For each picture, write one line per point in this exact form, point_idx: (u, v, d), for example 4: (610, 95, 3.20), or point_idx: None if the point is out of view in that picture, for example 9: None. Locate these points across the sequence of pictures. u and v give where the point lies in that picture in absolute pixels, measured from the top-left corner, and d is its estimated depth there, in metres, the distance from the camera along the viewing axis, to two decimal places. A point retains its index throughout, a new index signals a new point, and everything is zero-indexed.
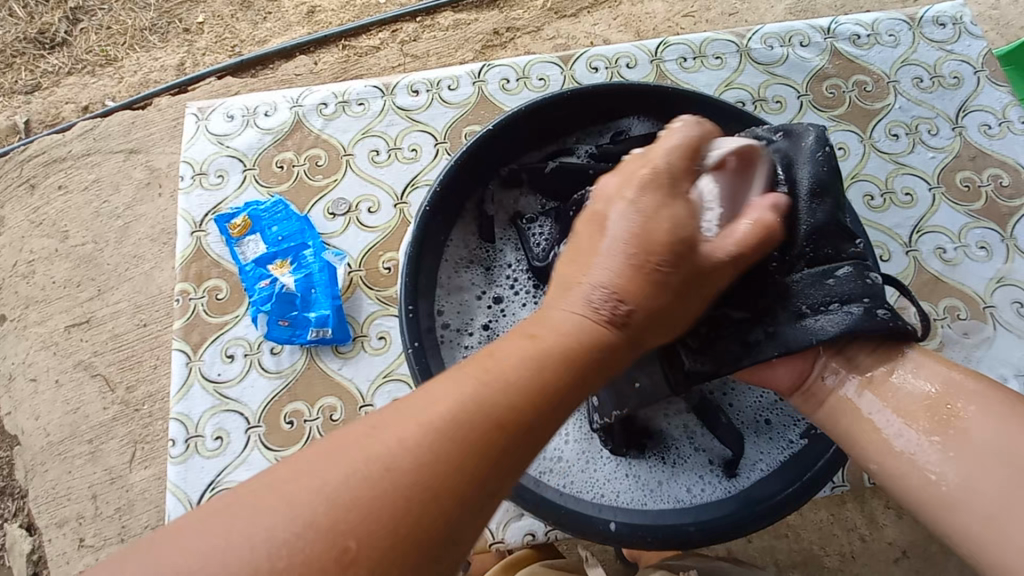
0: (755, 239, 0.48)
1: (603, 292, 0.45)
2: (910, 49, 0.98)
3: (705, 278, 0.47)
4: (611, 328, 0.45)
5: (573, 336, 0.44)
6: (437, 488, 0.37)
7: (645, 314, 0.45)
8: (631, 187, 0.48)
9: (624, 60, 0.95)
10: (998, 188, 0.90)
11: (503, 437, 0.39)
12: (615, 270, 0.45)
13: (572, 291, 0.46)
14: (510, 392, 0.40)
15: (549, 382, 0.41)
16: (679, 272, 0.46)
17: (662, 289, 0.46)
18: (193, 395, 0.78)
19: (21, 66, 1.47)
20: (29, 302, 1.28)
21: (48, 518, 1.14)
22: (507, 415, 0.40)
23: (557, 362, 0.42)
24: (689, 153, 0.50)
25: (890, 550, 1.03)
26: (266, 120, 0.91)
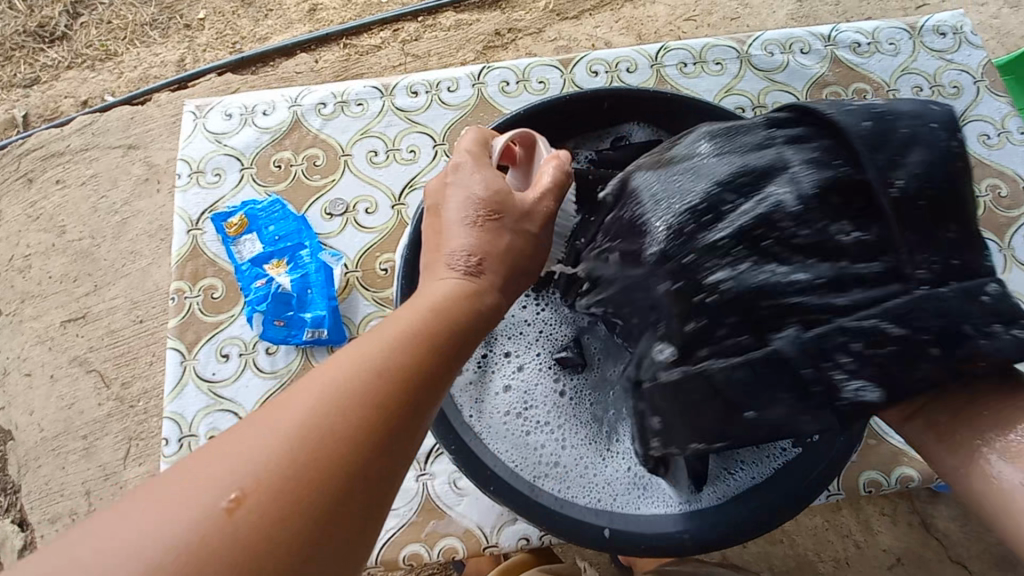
0: (556, 183, 0.55)
1: (461, 253, 0.48)
2: (910, 58, 0.98)
3: (534, 218, 0.52)
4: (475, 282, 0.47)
5: (454, 298, 0.45)
6: (336, 448, 0.36)
7: (496, 259, 0.49)
8: (449, 175, 0.53)
9: (624, 64, 0.95)
10: (996, 199, 0.90)
11: (398, 393, 0.39)
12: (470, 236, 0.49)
13: (439, 262, 0.49)
14: (395, 348, 0.41)
15: (446, 335, 0.43)
16: (508, 218, 0.51)
17: (499, 233, 0.50)
18: (187, 394, 0.78)
19: (20, 60, 1.47)
20: (25, 297, 1.27)
21: (41, 514, 1.14)
22: (395, 369, 0.40)
23: (449, 319, 0.44)
24: (480, 149, 0.57)
25: (884, 556, 1.03)
26: (264, 119, 0.91)
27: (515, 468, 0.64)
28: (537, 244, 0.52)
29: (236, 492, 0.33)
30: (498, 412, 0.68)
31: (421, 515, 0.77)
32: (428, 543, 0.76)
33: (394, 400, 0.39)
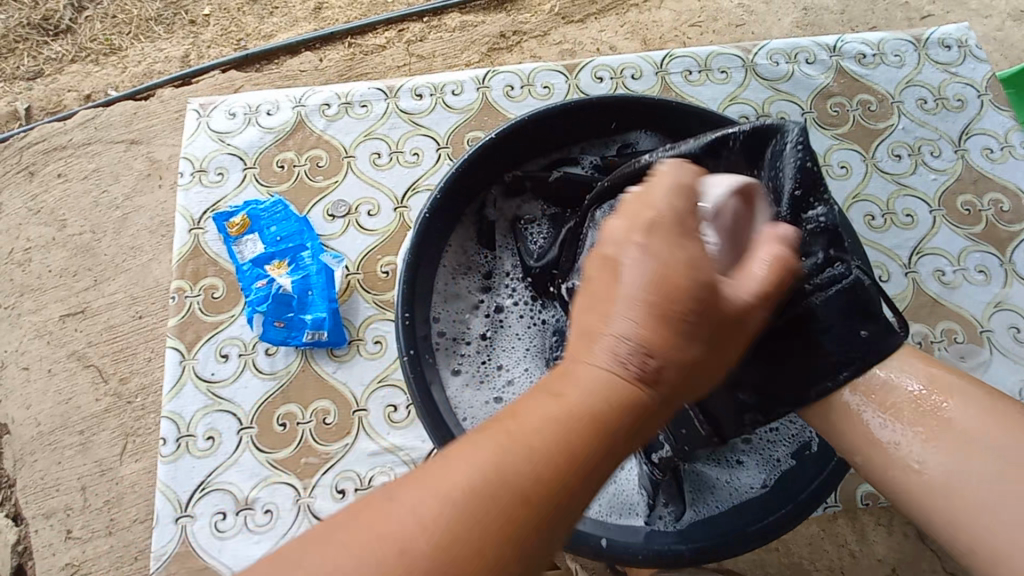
0: (774, 280, 0.46)
1: (632, 347, 0.42)
2: (914, 70, 0.98)
3: (729, 321, 0.44)
4: (645, 388, 0.42)
5: (608, 399, 0.41)
6: (470, 549, 0.36)
7: (675, 368, 0.42)
8: (638, 231, 0.45)
9: (629, 71, 0.95)
10: (998, 213, 0.91)
11: (541, 501, 0.38)
12: (638, 321, 0.42)
13: (595, 342, 0.43)
14: (538, 457, 0.38)
15: (586, 446, 0.39)
16: (706, 318, 0.43)
17: (689, 340, 0.43)
18: (185, 394, 0.77)
19: (23, 52, 1.47)
20: (24, 290, 1.27)
21: (36, 509, 1.13)
22: (541, 485, 0.38)
23: (588, 424, 0.40)
24: (686, 193, 0.48)
25: (879, 566, 1.04)
26: (268, 119, 0.90)
27: None
28: (723, 347, 0.45)
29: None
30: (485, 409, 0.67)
31: None
32: None
33: (532, 504, 0.38)
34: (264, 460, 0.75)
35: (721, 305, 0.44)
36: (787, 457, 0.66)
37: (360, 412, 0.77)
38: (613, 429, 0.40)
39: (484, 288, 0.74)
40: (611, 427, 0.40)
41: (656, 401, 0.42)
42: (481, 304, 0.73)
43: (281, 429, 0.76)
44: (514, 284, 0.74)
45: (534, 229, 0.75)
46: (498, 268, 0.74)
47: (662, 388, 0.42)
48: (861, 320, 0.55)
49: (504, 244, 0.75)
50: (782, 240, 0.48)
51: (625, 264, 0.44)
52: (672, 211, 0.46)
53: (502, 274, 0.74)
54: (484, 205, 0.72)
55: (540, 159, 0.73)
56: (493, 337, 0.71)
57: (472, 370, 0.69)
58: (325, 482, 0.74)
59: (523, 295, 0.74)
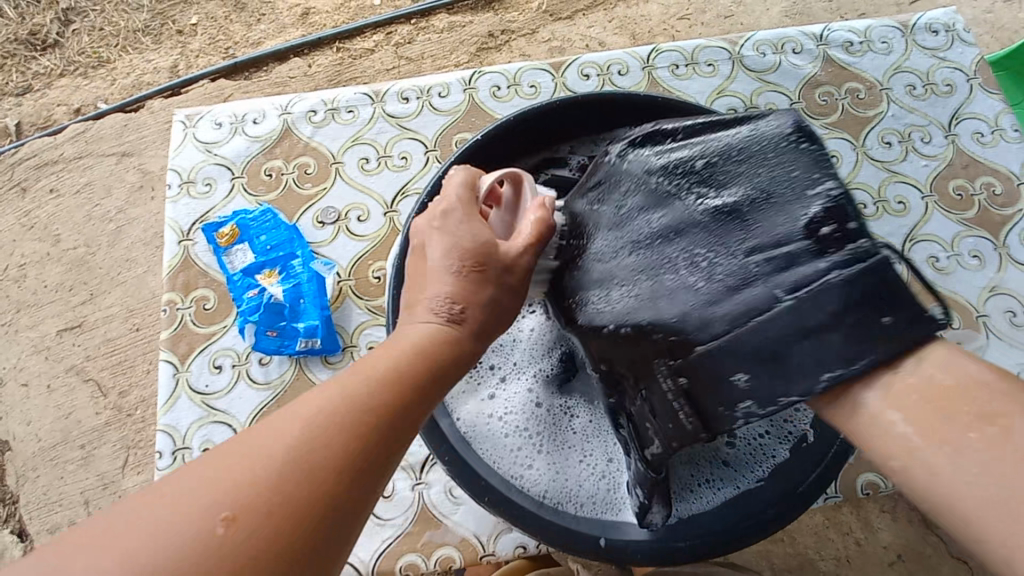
0: (537, 233, 0.55)
1: (445, 300, 0.48)
2: (902, 56, 0.98)
3: (514, 270, 0.52)
4: (455, 329, 0.48)
5: (435, 340, 0.46)
6: (315, 478, 0.36)
7: (477, 309, 0.49)
8: (435, 219, 0.53)
9: (616, 67, 0.95)
10: (990, 197, 0.90)
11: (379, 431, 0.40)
12: (445, 280, 0.49)
13: (418, 306, 0.49)
14: (381, 387, 0.42)
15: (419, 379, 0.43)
16: (490, 267, 0.51)
17: (483, 284, 0.50)
18: (180, 406, 0.77)
19: (12, 68, 1.46)
20: (20, 307, 1.27)
21: (40, 524, 1.14)
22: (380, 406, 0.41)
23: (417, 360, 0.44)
24: (472, 188, 0.57)
25: (885, 553, 1.04)
26: (254, 127, 0.90)
27: (493, 467, 0.64)
28: (514, 291, 0.52)
29: (230, 510, 0.34)
30: (478, 409, 0.68)
31: (418, 525, 0.77)
32: (424, 553, 0.76)
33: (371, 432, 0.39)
34: None
35: (500, 256, 0.52)
36: (781, 449, 0.64)
37: None
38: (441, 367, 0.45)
39: None
40: (442, 365, 0.45)
41: (467, 340, 0.48)
42: None
43: None
44: None
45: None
46: None
47: (472, 327, 0.48)
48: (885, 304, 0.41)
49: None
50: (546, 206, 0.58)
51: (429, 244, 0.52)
52: (460, 198, 0.55)
53: None
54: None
55: (529, 160, 0.73)
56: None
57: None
58: None
59: None
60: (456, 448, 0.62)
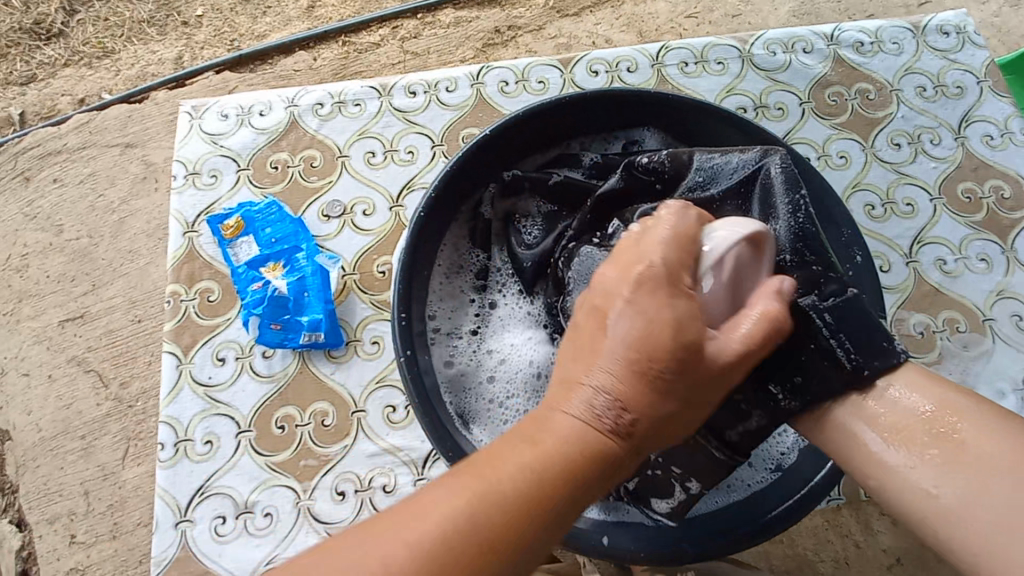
0: (762, 336, 0.47)
1: (608, 401, 0.44)
2: (913, 57, 0.97)
3: (709, 375, 0.45)
4: (616, 439, 0.44)
5: (579, 447, 0.43)
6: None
7: (647, 421, 0.45)
8: (630, 285, 0.46)
9: (624, 64, 0.94)
10: (999, 201, 0.90)
11: (519, 550, 0.40)
12: (616, 375, 0.45)
13: (573, 393, 0.45)
14: (522, 501, 0.40)
15: (550, 494, 0.41)
16: (683, 379, 0.45)
17: (663, 394, 0.45)
18: (183, 398, 0.77)
19: (16, 57, 1.46)
20: (22, 296, 1.27)
21: (39, 514, 1.14)
22: (504, 529, 0.40)
23: (557, 472, 0.42)
24: (684, 245, 0.50)
25: (884, 556, 1.04)
26: (260, 120, 0.90)
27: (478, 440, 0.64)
28: (700, 405, 0.47)
29: None
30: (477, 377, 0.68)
31: None
32: None
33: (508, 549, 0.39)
34: (264, 463, 0.75)
35: (707, 362, 0.45)
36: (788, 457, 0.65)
37: (359, 412, 0.77)
38: (583, 477, 0.42)
39: (476, 287, 0.71)
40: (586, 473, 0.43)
41: (626, 453, 0.45)
42: (473, 300, 0.71)
43: (279, 432, 0.76)
44: (505, 277, 0.71)
45: (524, 223, 0.71)
46: (490, 266, 0.72)
47: (632, 439, 0.45)
48: (855, 327, 0.52)
49: (495, 240, 0.71)
50: (781, 294, 0.49)
51: (612, 318, 0.46)
52: (668, 262, 0.48)
53: (494, 271, 0.72)
54: (478, 202, 0.71)
55: (538, 156, 0.73)
56: (483, 329, 0.70)
57: (462, 360, 0.68)
58: (325, 483, 0.74)
59: (513, 290, 0.71)
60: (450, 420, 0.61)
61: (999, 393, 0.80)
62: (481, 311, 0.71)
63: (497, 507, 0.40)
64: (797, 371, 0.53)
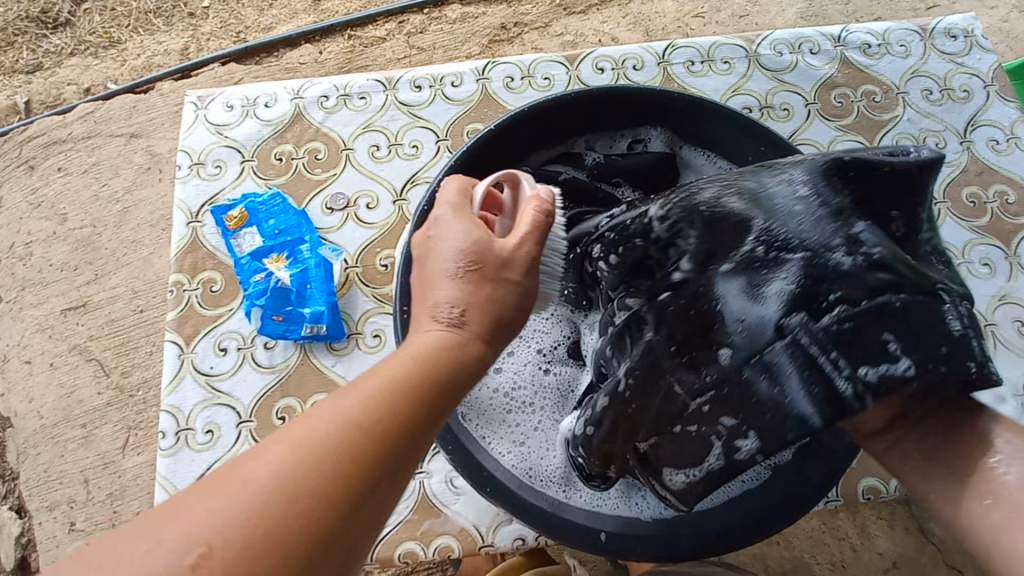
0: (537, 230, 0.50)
1: (445, 304, 0.45)
2: (920, 60, 0.97)
3: (514, 264, 0.48)
4: (459, 332, 0.45)
5: (445, 349, 0.43)
6: (311, 501, 0.35)
7: (479, 309, 0.46)
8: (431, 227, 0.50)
9: (631, 62, 0.94)
10: (1004, 206, 0.90)
11: (391, 448, 0.38)
12: (451, 288, 0.46)
13: (424, 312, 0.46)
14: (385, 395, 0.39)
15: (408, 384, 0.40)
16: (488, 265, 0.48)
17: (481, 283, 0.46)
18: (184, 387, 0.77)
19: (22, 46, 1.46)
20: (25, 284, 1.27)
21: (39, 502, 1.15)
22: (366, 420, 0.38)
23: (414, 365, 0.41)
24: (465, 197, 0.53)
25: (880, 560, 1.04)
26: (266, 111, 0.90)
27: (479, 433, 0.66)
28: (523, 291, 0.49)
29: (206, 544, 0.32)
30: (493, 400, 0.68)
31: (418, 513, 0.77)
32: (423, 541, 0.76)
33: (377, 445, 0.37)
34: None
35: (493, 252, 0.48)
36: None
37: None
38: (440, 366, 0.42)
39: None
40: (459, 369, 0.43)
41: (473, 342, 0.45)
42: None
43: (280, 423, 0.76)
44: None
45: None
46: None
47: (475, 330, 0.45)
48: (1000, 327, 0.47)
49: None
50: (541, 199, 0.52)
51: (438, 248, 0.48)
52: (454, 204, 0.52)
53: None
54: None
55: (545, 152, 0.74)
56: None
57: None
58: None
59: None
60: (458, 436, 0.62)
61: (998, 398, 0.81)
62: None
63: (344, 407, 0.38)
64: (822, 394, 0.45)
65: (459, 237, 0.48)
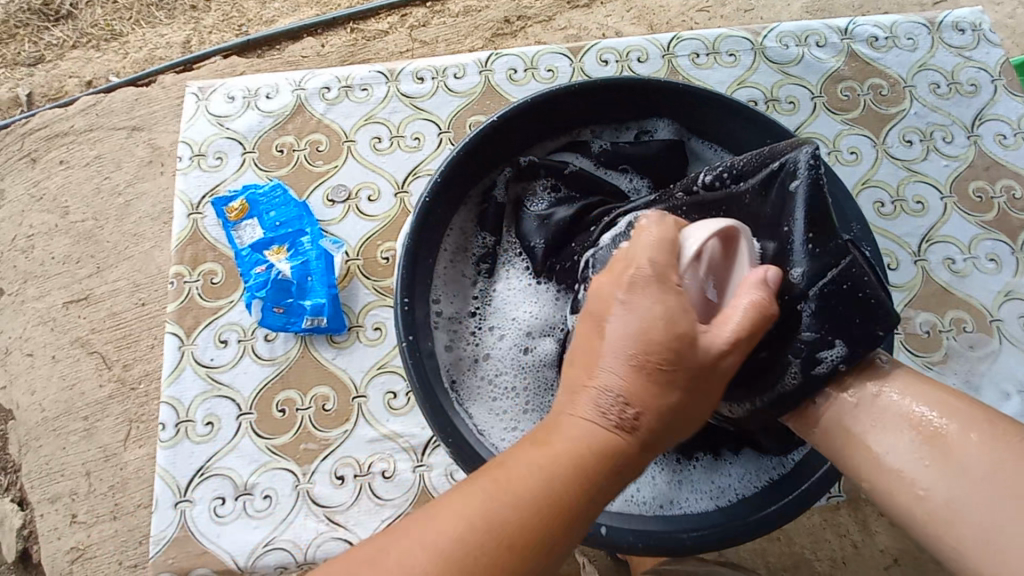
0: (751, 322, 0.46)
1: (615, 399, 0.45)
2: (928, 54, 0.96)
3: (711, 369, 0.46)
4: (625, 436, 0.44)
5: (596, 453, 0.43)
6: None
7: (655, 414, 0.45)
8: (620, 288, 0.47)
9: (635, 54, 0.93)
10: (1011, 201, 0.89)
11: (547, 543, 0.41)
12: (622, 373, 0.45)
13: (581, 396, 0.46)
14: (542, 498, 0.42)
15: (563, 494, 0.42)
16: (684, 369, 0.45)
17: (667, 387, 0.45)
18: (184, 378, 0.77)
19: (25, 38, 1.46)
20: (28, 277, 1.27)
21: (40, 494, 1.15)
22: (522, 526, 0.41)
23: (567, 470, 0.42)
24: (670, 251, 0.49)
25: (882, 557, 1.04)
26: (267, 102, 0.89)
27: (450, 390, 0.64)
28: (709, 393, 0.47)
29: None
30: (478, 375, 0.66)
31: None
32: None
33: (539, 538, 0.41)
34: (264, 446, 0.75)
35: (697, 356, 0.45)
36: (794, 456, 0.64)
37: (359, 398, 0.77)
38: (593, 473, 0.43)
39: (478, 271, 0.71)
40: (617, 470, 0.44)
41: (634, 447, 0.45)
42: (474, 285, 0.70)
43: (280, 415, 0.76)
44: (513, 260, 0.72)
45: (536, 207, 0.71)
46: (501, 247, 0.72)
47: (642, 435, 0.45)
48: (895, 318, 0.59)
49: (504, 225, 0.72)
50: (762, 285, 0.48)
51: (610, 324, 0.47)
52: (656, 266, 0.48)
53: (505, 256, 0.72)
54: (492, 183, 0.71)
55: (550, 142, 0.73)
56: (487, 313, 0.70)
57: (460, 343, 0.68)
58: (325, 467, 0.74)
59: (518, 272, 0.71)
60: (433, 391, 0.59)
61: (1004, 395, 0.80)
62: (483, 294, 0.70)
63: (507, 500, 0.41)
64: (852, 311, 0.53)
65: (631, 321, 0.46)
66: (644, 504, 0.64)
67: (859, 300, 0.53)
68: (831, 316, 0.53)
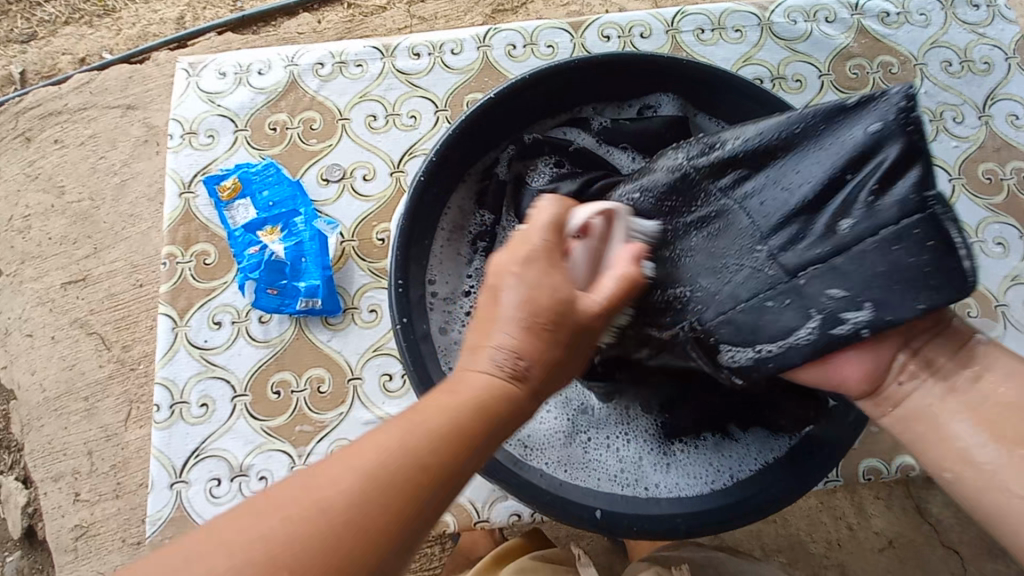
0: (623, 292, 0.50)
1: (507, 354, 0.45)
2: (941, 30, 0.93)
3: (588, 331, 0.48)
4: (517, 386, 0.44)
5: (495, 399, 0.43)
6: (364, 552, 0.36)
7: (543, 367, 0.46)
8: (516, 262, 0.48)
9: (637, 29, 0.90)
10: (1021, 183, 0.87)
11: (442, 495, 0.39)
12: (514, 334, 0.45)
13: (480, 353, 0.46)
14: (430, 453, 0.39)
15: (459, 442, 0.41)
16: (565, 326, 0.47)
17: (551, 345, 0.46)
18: (178, 360, 0.77)
19: (16, 14, 1.42)
20: (25, 258, 1.26)
21: (43, 473, 1.16)
22: (419, 482, 0.39)
23: (466, 420, 0.41)
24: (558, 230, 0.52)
25: (876, 539, 1.06)
26: (259, 78, 0.87)
27: None
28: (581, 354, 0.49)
29: None
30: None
31: None
32: None
33: (423, 496, 0.38)
34: (259, 427, 0.75)
35: (579, 316, 0.47)
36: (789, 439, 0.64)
37: (355, 380, 0.76)
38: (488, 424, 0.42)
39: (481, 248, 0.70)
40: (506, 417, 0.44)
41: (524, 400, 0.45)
42: (472, 264, 0.69)
43: (275, 397, 0.75)
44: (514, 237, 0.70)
45: (538, 183, 0.69)
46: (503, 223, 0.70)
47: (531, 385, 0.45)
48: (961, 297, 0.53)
49: (503, 202, 0.70)
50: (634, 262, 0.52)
51: (504, 293, 0.47)
52: (545, 241, 0.50)
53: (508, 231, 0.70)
54: (495, 161, 0.70)
55: (549, 119, 0.71)
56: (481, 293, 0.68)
57: (457, 327, 0.67)
58: (320, 450, 0.74)
59: None
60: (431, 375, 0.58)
61: None
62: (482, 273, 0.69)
63: (375, 453, 0.38)
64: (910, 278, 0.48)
65: (534, 287, 0.47)
66: (635, 484, 0.64)
67: (927, 272, 0.48)
68: (879, 280, 0.49)
